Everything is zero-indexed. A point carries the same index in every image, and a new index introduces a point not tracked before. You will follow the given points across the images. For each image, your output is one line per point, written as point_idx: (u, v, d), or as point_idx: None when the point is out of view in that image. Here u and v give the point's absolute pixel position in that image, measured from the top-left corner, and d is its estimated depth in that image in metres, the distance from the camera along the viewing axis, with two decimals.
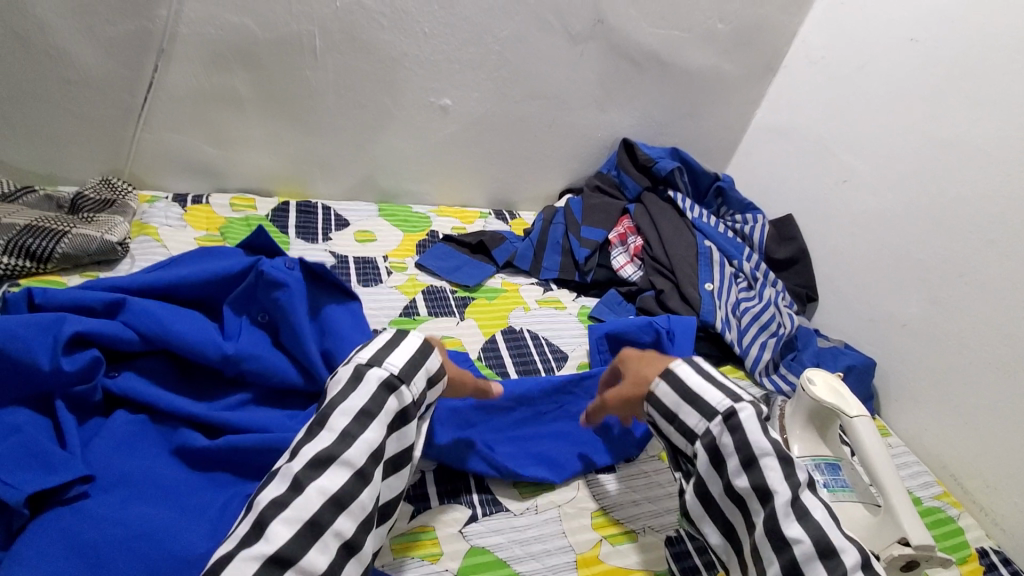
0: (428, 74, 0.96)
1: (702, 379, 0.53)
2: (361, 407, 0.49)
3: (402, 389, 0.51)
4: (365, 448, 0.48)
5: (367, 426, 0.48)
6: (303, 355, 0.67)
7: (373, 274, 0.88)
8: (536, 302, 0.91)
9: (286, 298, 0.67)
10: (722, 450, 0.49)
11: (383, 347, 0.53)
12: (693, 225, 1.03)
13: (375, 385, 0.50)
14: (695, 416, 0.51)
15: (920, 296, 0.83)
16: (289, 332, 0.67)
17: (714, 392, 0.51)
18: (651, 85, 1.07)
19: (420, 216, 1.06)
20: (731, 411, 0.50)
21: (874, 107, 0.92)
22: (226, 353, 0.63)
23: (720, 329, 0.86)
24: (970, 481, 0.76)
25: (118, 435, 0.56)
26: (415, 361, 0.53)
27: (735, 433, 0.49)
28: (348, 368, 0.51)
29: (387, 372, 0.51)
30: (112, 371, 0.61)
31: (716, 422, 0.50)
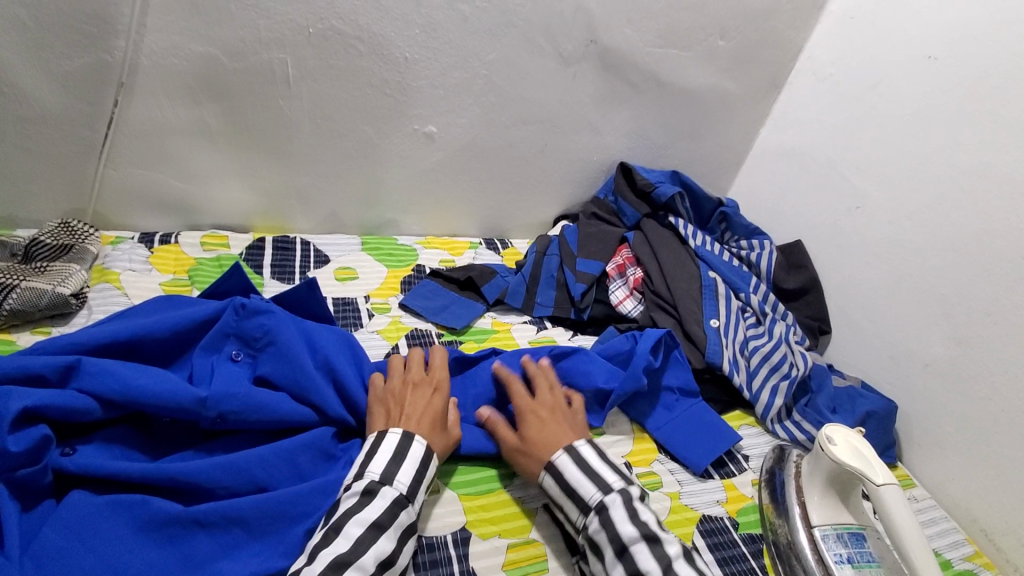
0: (411, 101, 0.90)
1: (580, 471, 0.58)
2: (374, 520, 0.52)
3: (410, 505, 0.55)
4: (376, 553, 0.50)
5: (378, 538, 0.51)
6: (290, 390, 0.62)
7: (353, 317, 0.82)
8: (528, 343, 0.85)
9: (273, 327, 0.64)
10: (598, 542, 0.53)
11: (393, 458, 0.56)
12: (696, 253, 0.97)
13: (389, 502, 0.53)
14: (575, 510, 0.57)
15: (943, 334, 0.77)
16: (279, 366, 0.63)
17: (586, 485, 0.57)
18: (648, 106, 1.01)
19: (406, 249, 1.00)
20: (600, 501, 0.55)
21: (889, 129, 0.86)
22: (202, 397, 0.57)
23: (727, 371, 0.80)
24: (1005, 540, 0.69)
25: (75, 520, 0.50)
26: (419, 475, 0.57)
27: (606, 526, 0.53)
28: (359, 483, 0.54)
29: (397, 490, 0.54)
30: (67, 448, 0.55)
31: (590, 514, 0.55)
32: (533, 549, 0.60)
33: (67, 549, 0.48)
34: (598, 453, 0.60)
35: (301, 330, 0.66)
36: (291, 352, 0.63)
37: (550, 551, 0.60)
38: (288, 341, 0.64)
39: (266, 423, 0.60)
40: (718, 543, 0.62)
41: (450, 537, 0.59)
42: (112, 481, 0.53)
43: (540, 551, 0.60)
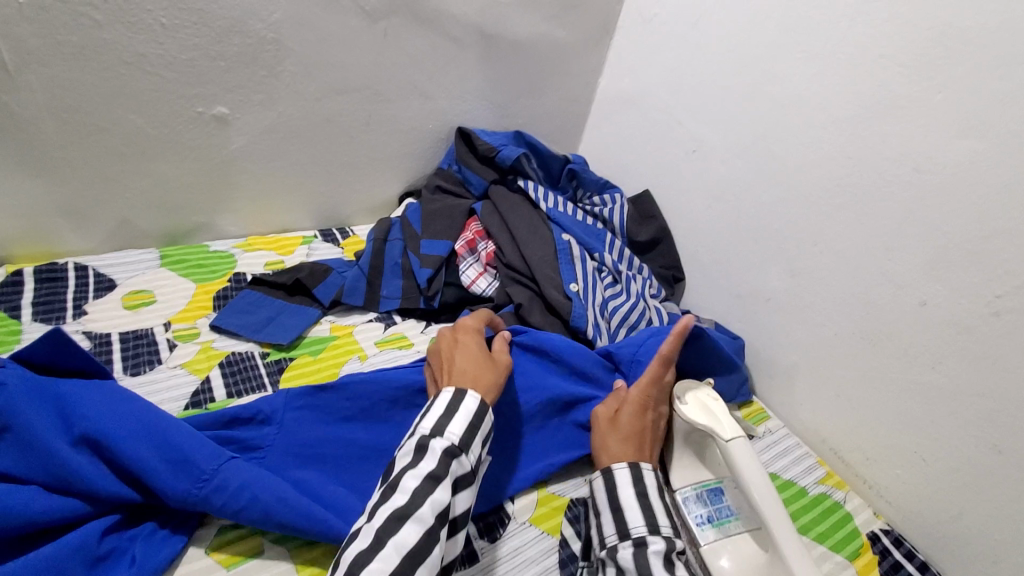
0: (184, 78, 0.74)
1: (636, 496, 0.53)
2: (429, 471, 0.49)
3: (463, 456, 0.51)
4: (433, 506, 0.47)
5: (435, 489, 0.48)
6: (45, 477, 0.48)
7: (149, 353, 0.68)
8: (375, 344, 0.76)
9: (3, 403, 0.49)
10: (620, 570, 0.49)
11: (444, 412, 0.53)
12: (548, 217, 0.92)
13: (441, 453, 0.50)
14: (611, 529, 0.52)
15: (780, 268, 0.78)
16: (22, 452, 0.48)
17: (635, 514, 0.52)
18: (478, 62, 0.92)
19: (221, 256, 0.85)
20: (642, 537, 0.50)
21: (714, 68, 0.84)
22: None
23: (590, 336, 0.77)
24: (848, 454, 0.74)
25: None
26: (474, 426, 0.53)
27: (638, 567, 0.48)
28: (412, 440, 0.51)
29: (449, 441, 0.51)
30: None
31: (627, 543, 0.50)
32: None
33: None
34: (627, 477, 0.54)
35: (49, 397, 0.51)
36: (34, 431, 0.48)
37: None
38: (31, 415, 0.49)
39: (6, 530, 0.45)
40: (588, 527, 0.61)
41: None
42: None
43: None
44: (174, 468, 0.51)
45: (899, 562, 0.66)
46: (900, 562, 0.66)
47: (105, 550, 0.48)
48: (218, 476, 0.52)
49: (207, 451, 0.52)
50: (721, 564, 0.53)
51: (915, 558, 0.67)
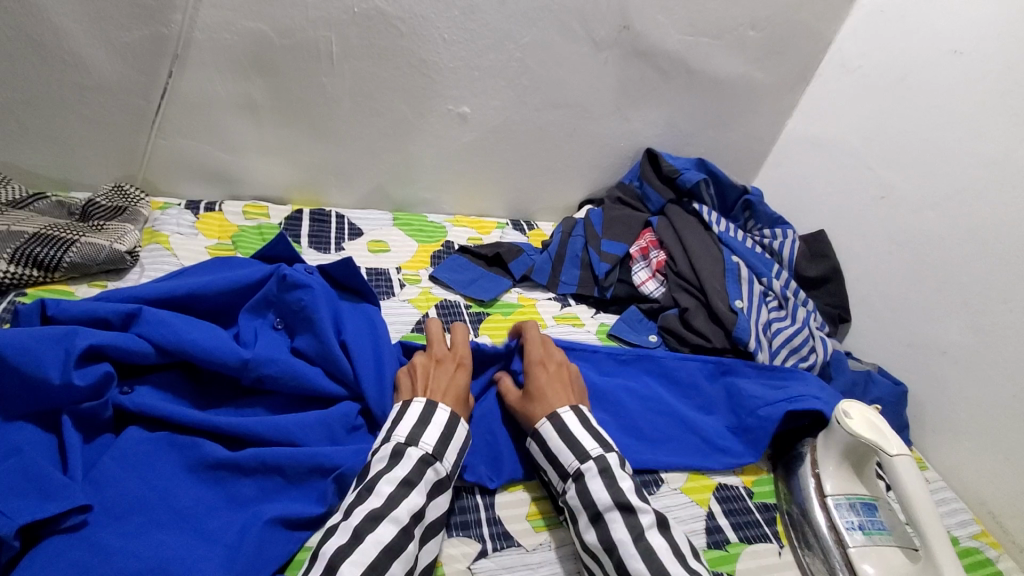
0: (446, 81, 0.93)
1: (560, 437, 0.59)
2: (402, 477, 0.53)
3: (437, 462, 0.56)
4: (409, 507, 0.51)
5: (409, 493, 0.52)
6: (325, 363, 0.63)
7: (386, 285, 0.86)
8: (553, 318, 0.88)
9: (310, 302, 0.65)
10: (575, 506, 0.55)
11: (417, 423, 0.57)
12: (719, 239, 0.98)
13: (416, 461, 0.54)
14: (556, 476, 0.58)
15: (964, 323, 0.78)
16: (314, 341, 0.64)
17: (565, 453, 0.58)
18: (677, 93, 1.03)
19: (436, 226, 1.03)
20: (576, 468, 0.56)
21: (918, 120, 0.87)
22: (245, 359, 0.60)
23: (752, 349, 0.82)
24: (1015, 523, 0.71)
25: (132, 453, 0.54)
26: (446, 435, 0.58)
27: (583, 494, 0.55)
28: (387, 446, 0.55)
29: (423, 449, 0.55)
30: (125, 387, 0.58)
31: (569, 482, 0.57)
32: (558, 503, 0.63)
33: (125, 478, 0.52)
34: (580, 420, 0.60)
35: (335, 308, 0.68)
36: (323, 329, 0.63)
37: None
38: (325, 316, 0.65)
39: (300, 390, 0.61)
40: (733, 508, 0.65)
41: (479, 500, 0.62)
42: (164, 423, 0.57)
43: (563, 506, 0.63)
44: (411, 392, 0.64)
45: None
46: None
47: (358, 423, 0.63)
48: None
49: None
50: (866, 568, 0.58)
51: None
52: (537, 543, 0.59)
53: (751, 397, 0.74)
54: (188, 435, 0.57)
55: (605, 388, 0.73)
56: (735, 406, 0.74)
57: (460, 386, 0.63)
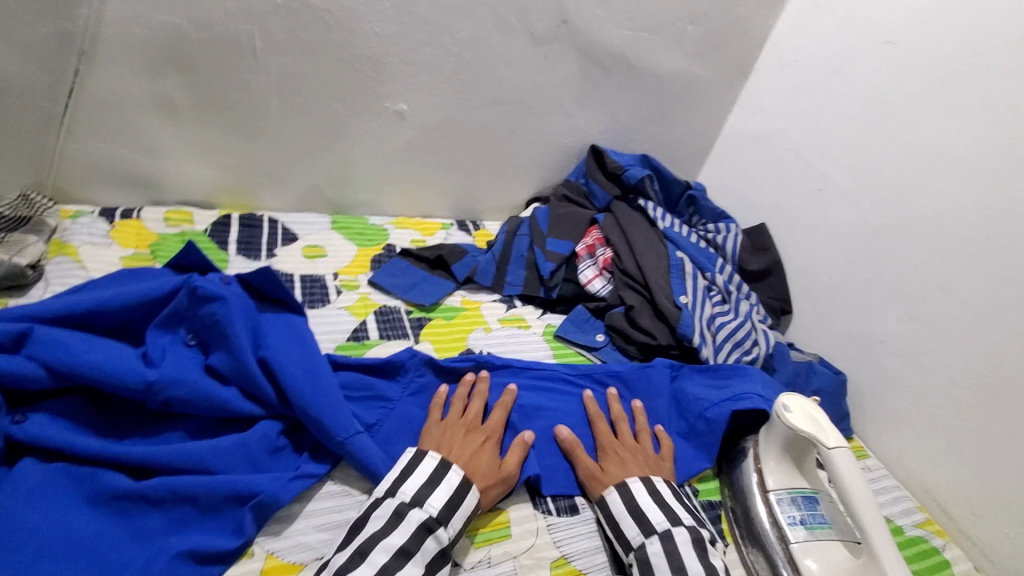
0: (382, 77, 0.89)
1: (652, 499, 0.60)
2: (400, 545, 0.51)
3: (439, 530, 0.53)
4: None
5: (405, 564, 0.50)
6: (242, 382, 0.59)
7: (320, 293, 0.82)
8: (498, 320, 0.86)
9: (224, 316, 0.60)
10: (654, 567, 0.54)
11: (426, 482, 0.56)
12: (664, 235, 0.98)
13: (416, 525, 0.52)
14: (633, 532, 0.57)
15: (899, 311, 0.79)
16: (228, 360, 0.60)
17: (655, 512, 0.58)
18: (619, 89, 1.02)
19: (377, 229, 1.00)
20: (669, 530, 0.56)
21: (851, 113, 0.88)
22: (149, 381, 0.55)
23: (696, 345, 0.81)
24: (953, 506, 0.73)
25: (25, 486, 0.49)
26: (453, 502, 0.55)
27: (670, 556, 0.54)
28: (389, 504, 0.54)
29: (426, 512, 0.53)
30: (18, 414, 0.52)
31: (653, 538, 0.56)
32: (499, 517, 0.61)
33: (16, 512, 0.47)
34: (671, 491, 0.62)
35: (253, 322, 0.63)
36: (236, 345, 0.59)
37: (514, 518, 0.61)
38: (241, 332, 0.60)
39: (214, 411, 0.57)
40: None
41: None
42: (62, 454, 0.52)
43: (505, 520, 0.61)
44: (339, 409, 0.59)
45: None
46: None
47: (281, 444, 0.59)
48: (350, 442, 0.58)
49: (347, 419, 0.59)
50: (808, 563, 0.58)
51: None
52: (476, 561, 0.57)
53: (691, 399, 0.73)
54: (91, 465, 0.52)
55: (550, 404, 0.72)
56: (682, 411, 0.74)
57: (482, 455, 0.61)
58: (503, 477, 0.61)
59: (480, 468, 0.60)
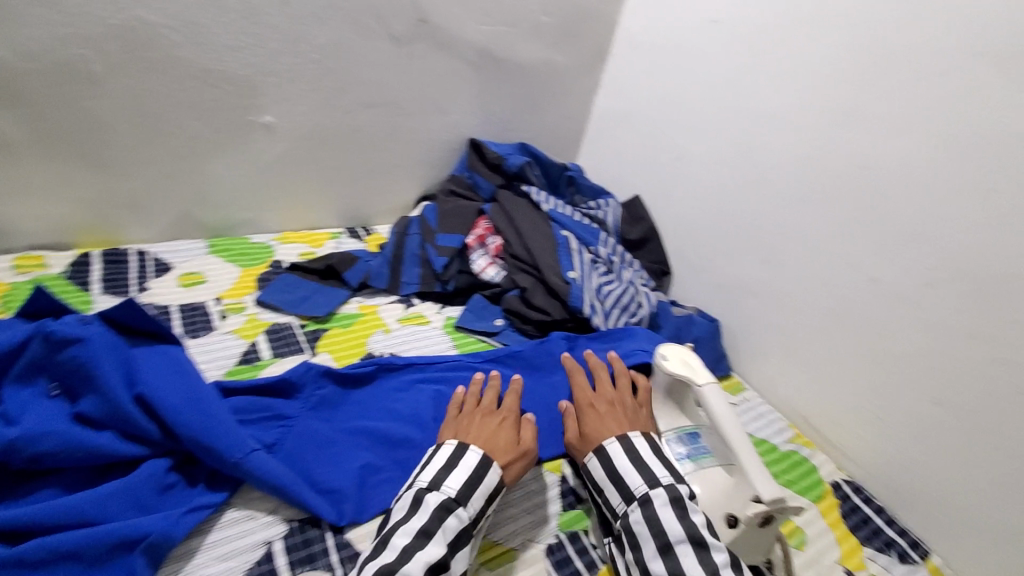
0: (240, 91, 0.86)
1: (630, 460, 0.62)
2: (420, 527, 0.52)
3: (459, 508, 0.55)
4: (425, 559, 0.50)
5: (427, 543, 0.51)
6: (118, 424, 0.56)
7: (203, 321, 0.78)
8: (397, 321, 0.87)
9: (88, 359, 0.57)
10: (638, 534, 0.56)
11: (442, 467, 0.58)
12: (550, 217, 1.03)
13: (435, 507, 0.54)
14: (620, 498, 0.60)
15: (754, 258, 0.89)
16: (100, 404, 0.56)
17: (634, 477, 0.60)
18: (488, 82, 1.05)
19: (261, 247, 0.96)
20: (646, 494, 0.58)
21: (694, 85, 0.97)
22: (6, 441, 0.51)
23: (587, 315, 0.87)
24: (816, 419, 0.83)
25: None
26: (474, 479, 0.57)
27: (649, 522, 0.56)
28: (410, 492, 0.56)
29: (444, 493, 0.55)
30: None
31: (633, 504, 0.58)
32: None
33: None
34: (651, 448, 0.63)
35: (123, 357, 0.59)
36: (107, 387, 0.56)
37: None
38: (111, 373, 0.57)
39: (90, 460, 0.54)
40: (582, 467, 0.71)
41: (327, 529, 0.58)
42: None
43: None
44: (229, 430, 0.58)
45: (860, 506, 0.75)
46: (860, 506, 0.75)
47: (171, 480, 0.57)
48: (247, 461, 0.57)
49: (241, 440, 0.58)
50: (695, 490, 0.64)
51: (877, 507, 0.75)
52: None
53: (588, 363, 0.80)
54: None
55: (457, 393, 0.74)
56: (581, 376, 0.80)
57: (500, 434, 0.64)
58: (523, 452, 0.64)
59: (497, 445, 0.63)
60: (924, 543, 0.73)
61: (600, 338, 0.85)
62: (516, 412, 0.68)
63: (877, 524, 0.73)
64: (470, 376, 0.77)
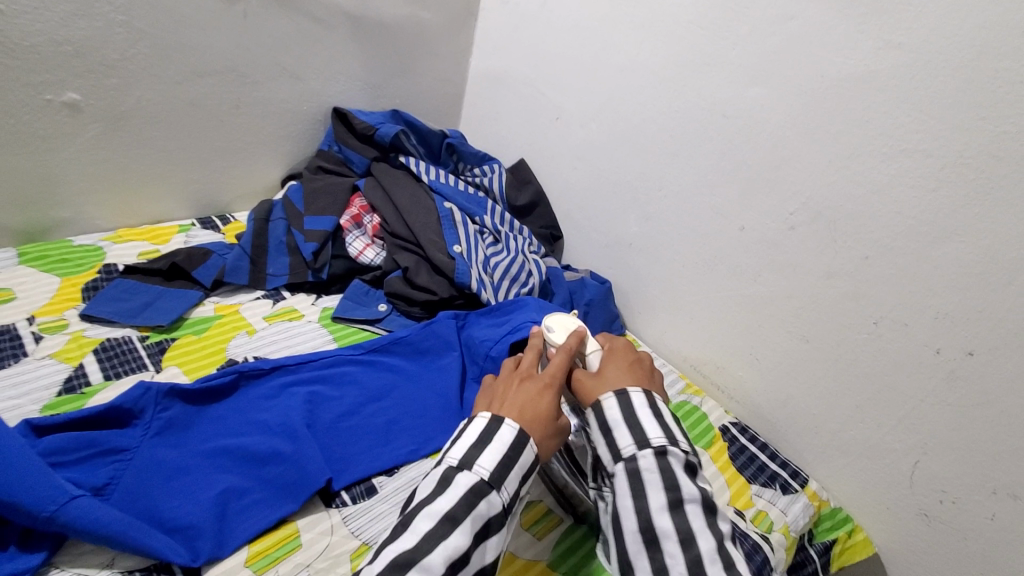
0: (24, 64, 0.70)
1: (653, 414, 0.51)
2: (447, 511, 0.45)
3: (493, 493, 0.47)
4: (447, 552, 0.43)
5: (450, 533, 0.43)
6: None
7: (11, 347, 0.65)
8: (263, 319, 0.77)
9: None
10: (646, 483, 0.47)
11: (474, 443, 0.49)
12: (430, 188, 0.96)
13: (466, 490, 0.46)
14: (613, 447, 0.50)
15: (636, 215, 0.89)
16: None
17: (652, 425, 0.50)
18: (346, 44, 0.95)
19: (87, 250, 0.82)
20: (636, 455, 0.48)
21: (563, 41, 0.93)
22: None
23: (475, 290, 0.82)
24: (704, 367, 0.86)
25: None
26: (507, 460, 0.48)
27: (665, 473, 0.47)
28: (438, 470, 0.48)
29: (476, 475, 0.47)
30: None
31: (647, 452, 0.48)
32: (284, 531, 0.55)
33: None
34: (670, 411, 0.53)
35: None
36: None
37: (303, 525, 0.56)
38: None
39: None
40: None
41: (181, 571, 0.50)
42: None
43: (293, 531, 0.55)
44: (38, 479, 0.47)
45: (745, 445, 0.78)
46: (746, 445, 0.78)
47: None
48: (64, 513, 0.47)
49: (54, 488, 0.48)
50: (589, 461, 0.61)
51: (760, 442, 0.79)
52: None
53: (476, 342, 0.75)
54: None
55: (335, 393, 0.67)
56: (472, 356, 0.75)
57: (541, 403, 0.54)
58: (560, 428, 0.54)
59: (537, 418, 0.52)
60: (804, 472, 0.76)
61: (492, 313, 0.80)
62: (560, 378, 0.56)
63: (762, 460, 0.76)
64: (349, 369, 0.70)
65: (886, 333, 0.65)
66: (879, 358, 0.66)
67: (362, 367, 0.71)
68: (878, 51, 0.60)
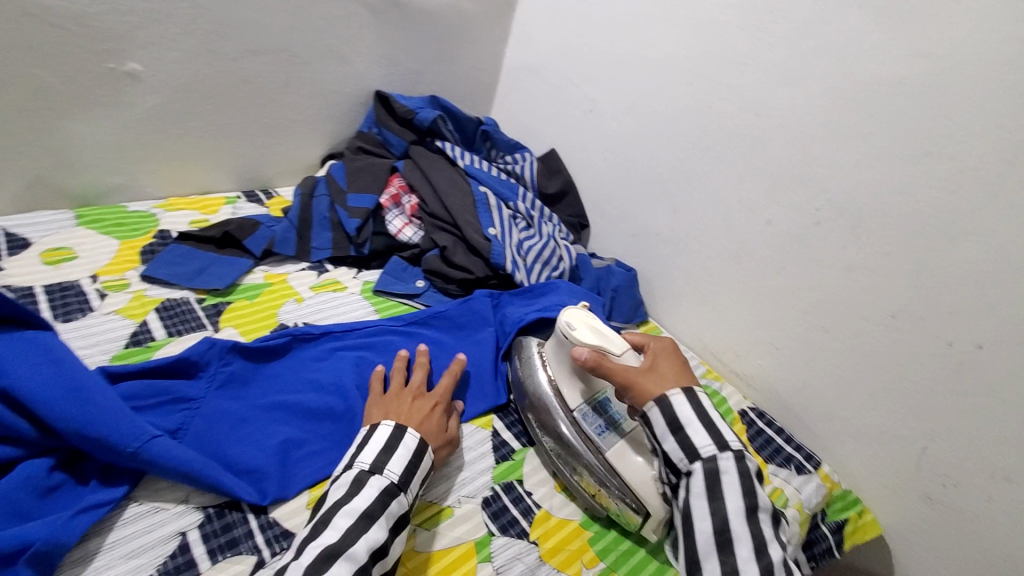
0: (93, 32, 0.73)
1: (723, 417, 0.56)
2: (363, 510, 0.50)
3: (402, 495, 0.52)
4: (368, 544, 0.48)
5: (370, 526, 0.49)
6: None
7: (78, 302, 0.68)
8: (310, 289, 0.81)
9: None
10: (724, 484, 0.51)
11: (383, 449, 0.55)
12: (466, 172, 0.99)
13: (379, 491, 0.51)
14: (685, 449, 0.54)
15: (664, 207, 0.93)
16: None
17: (725, 429, 0.55)
18: (391, 28, 0.98)
19: (141, 216, 0.85)
20: (714, 457, 0.53)
21: (600, 35, 0.97)
22: None
23: (509, 270, 0.86)
24: (724, 355, 0.90)
25: None
26: (413, 465, 0.55)
27: (740, 473, 0.52)
28: (350, 474, 0.53)
29: (387, 478, 0.52)
30: None
31: (727, 455, 0.53)
32: None
33: None
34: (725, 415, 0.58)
35: None
36: None
37: None
38: None
39: None
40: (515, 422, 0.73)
41: (249, 510, 0.54)
42: None
43: None
44: (121, 418, 0.51)
45: (763, 429, 0.82)
46: (764, 429, 0.82)
47: (55, 482, 0.49)
48: (146, 450, 0.51)
49: (137, 427, 0.51)
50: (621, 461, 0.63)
51: (776, 427, 0.83)
52: None
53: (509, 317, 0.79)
54: None
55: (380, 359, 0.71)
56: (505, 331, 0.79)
57: (430, 419, 0.61)
58: (451, 440, 0.61)
59: (431, 431, 0.59)
60: (817, 455, 0.81)
61: (523, 293, 0.84)
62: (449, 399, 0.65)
63: (779, 443, 0.80)
64: (392, 337, 0.74)
65: (902, 326, 0.69)
66: (893, 349, 0.70)
67: (402, 336, 0.75)
68: (909, 57, 0.63)
